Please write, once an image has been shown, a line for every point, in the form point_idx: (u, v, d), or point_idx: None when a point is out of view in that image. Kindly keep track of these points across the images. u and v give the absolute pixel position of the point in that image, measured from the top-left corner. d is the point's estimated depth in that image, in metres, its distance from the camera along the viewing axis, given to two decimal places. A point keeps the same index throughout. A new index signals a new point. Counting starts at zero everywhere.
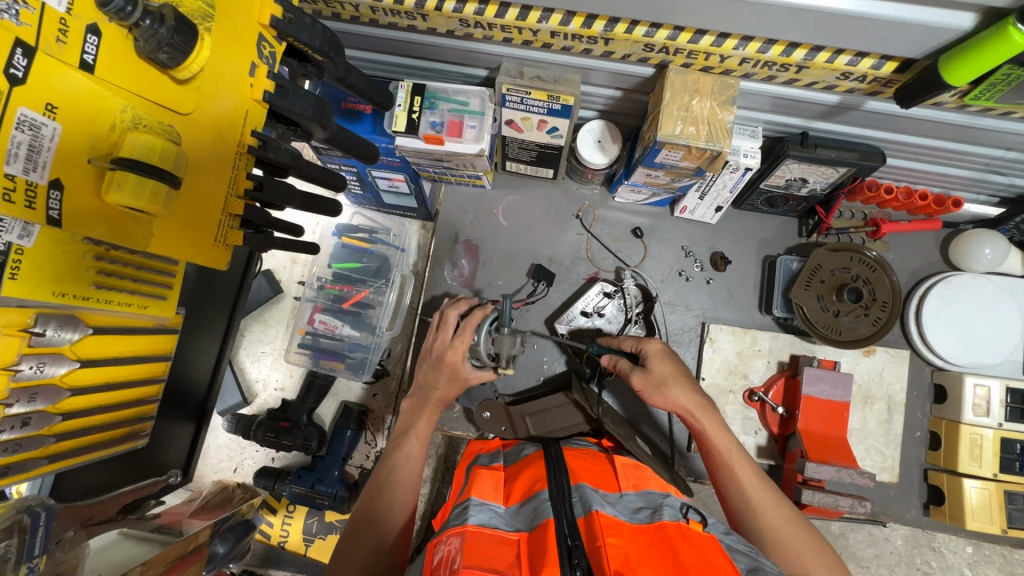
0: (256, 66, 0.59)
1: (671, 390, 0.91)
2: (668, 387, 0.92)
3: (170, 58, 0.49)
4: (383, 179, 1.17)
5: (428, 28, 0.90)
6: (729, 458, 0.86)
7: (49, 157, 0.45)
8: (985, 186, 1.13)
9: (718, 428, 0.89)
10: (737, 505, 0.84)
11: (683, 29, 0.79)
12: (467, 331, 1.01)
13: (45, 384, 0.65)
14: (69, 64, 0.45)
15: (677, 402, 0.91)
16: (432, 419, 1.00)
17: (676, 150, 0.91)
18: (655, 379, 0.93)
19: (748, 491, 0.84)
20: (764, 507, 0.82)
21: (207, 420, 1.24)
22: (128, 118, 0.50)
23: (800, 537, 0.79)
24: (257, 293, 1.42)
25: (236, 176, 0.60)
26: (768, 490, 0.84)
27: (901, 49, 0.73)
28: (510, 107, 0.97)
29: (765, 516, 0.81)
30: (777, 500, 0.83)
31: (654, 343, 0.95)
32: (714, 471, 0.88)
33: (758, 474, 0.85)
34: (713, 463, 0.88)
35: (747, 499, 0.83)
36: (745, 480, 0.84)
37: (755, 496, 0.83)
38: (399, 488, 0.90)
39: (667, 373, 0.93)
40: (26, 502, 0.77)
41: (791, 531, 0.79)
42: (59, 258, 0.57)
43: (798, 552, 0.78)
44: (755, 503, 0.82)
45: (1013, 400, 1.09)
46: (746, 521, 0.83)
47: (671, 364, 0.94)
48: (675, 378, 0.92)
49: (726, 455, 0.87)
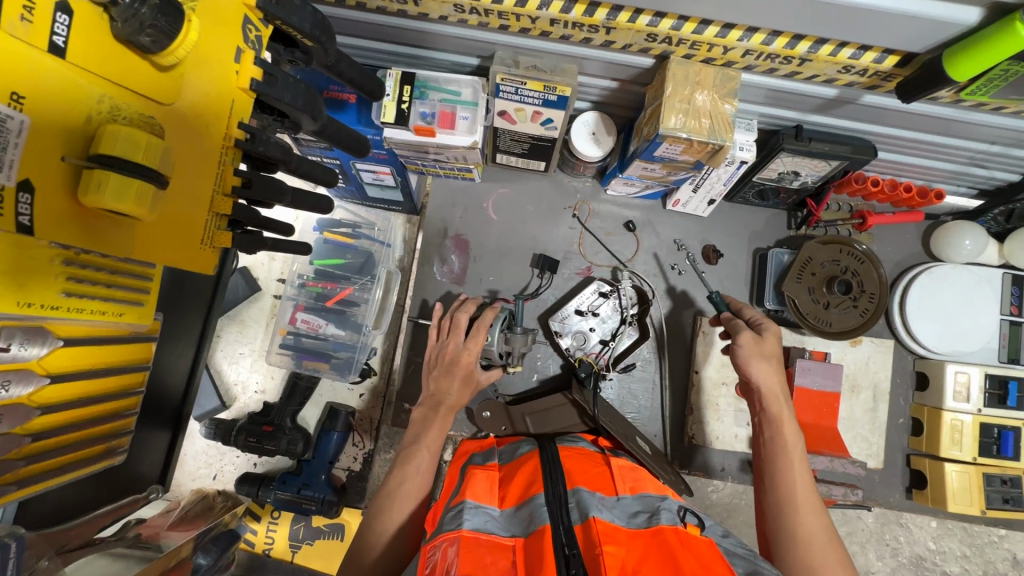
0: (242, 52, 0.54)
1: (770, 367, 0.92)
2: (768, 362, 0.93)
3: (153, 42, 0.44)
4: (367, 172, 1.11)
5: (420, 13, 0.86)
6: (792, 451, 0.85)
7: (17, 153, 0.39)
8: (966, 179, 1.16)
9: (791, 422, 0.89)
10: (782, 496, 0.82)
11: (687, 19, 0.77)
12: (479, 333, 1.03)
13: (11, 405, 0.59)
14: (38, 48, 0.39)
15: (771, 377, 0.91)
16: (444, 426, 0.98)
17: (676, 144, 0.89)
18: (762, 348, 0.93)
19: (797, 487, 0.82)
20: (807, 507, 0.80)
21: (184, 425, 1.19)
22: (106, 108, 0.44)
23: (830, 548, 0.77)
24: (233, 292, 1.34)
25: (222, 172, 0.55)
26: (813, 496, 0.82)
27: (905, 43, 0.73)
28: (504, 97, 0.93)
29: (804, 515, 0.79)
30: (816, 508, 0.81)
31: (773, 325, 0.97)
32: (769, 456, 0.87)
33: (809, 479, 0.84)
34: (774, 448, 0.87)
35: (793, 493, 0.81)
36: (798, 477, 0.83)
37: (803, 494, 0.82)
38: (398, 499, 0.88)
39: (774, 351, 0.94)
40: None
41: (825, 539, 0.77)
42: (22, 265, 0.51)
43: (825, 559, 0.76)
44: (802, 500, 0.81)
45: (991, 386, 1.14)
46: (781, 513, 0.81)
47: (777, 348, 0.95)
48: (777, 360, 0.93)
49: (789, 446, 0.86)
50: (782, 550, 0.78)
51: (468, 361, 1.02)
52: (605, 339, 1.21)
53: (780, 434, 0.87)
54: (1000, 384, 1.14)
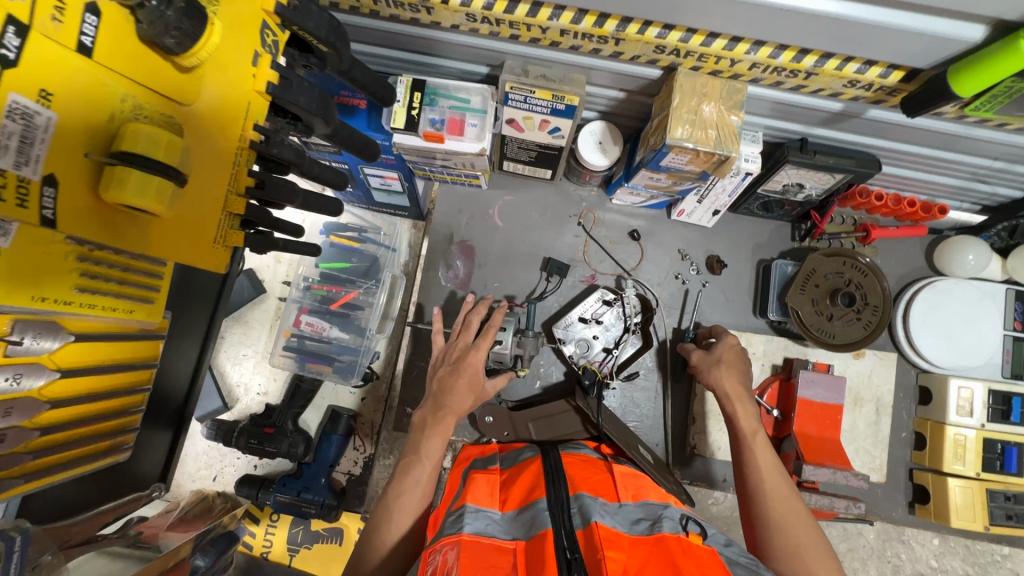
0: (259, 55, 0.55)
1: (724, 371, 0.98)
2: (722, 368, 0.98)
3: (177, 44, 0.45)
4: (375, 177, 1.13)
5: (432, 21, 0.87)
6: (754, 441, 0.87)
7: (44, 149, 0.39)
8: (969, 194, 1.17)
9: (752, 416, 0.91)
10: (750, 489, 0.83)
11: (696, 32, 0.78)
12: (489, 332, 1.06)
13: (22, 398, 0.58)
14: (67, 47, 0.40)
15: (726, 380, 0.96)
16: (444, 432, 0.94)
17: (683, 154, 0.90)
18: (713, 359, 1.01)
19: (764, 476, 0.83)
20: (776, 494, 0.80)
21: (185, 426, 1.19)
22: (128, 106, 0.45)
23: (803, 531, 0.76)
24: (239, 294, 1.35)
25: (236, 173, 0.56)
26: (784, 482, 0.82)
27: (909, 59, 0.74)
28: (512, 106, 0.95)
29: (773, 500, 0.80)
30: (790, 495, 0.81)
31: (728, 338, 1.04)
32: (735, 452, 0.89)
33: (779, 466, 0.84)
34: (736, 444, 0.89)
35: (760, 481, 0.82)
36: (764, 466, 0.84)
37: (769, 481, 0.82)
38: (396, 509, 0.87)
39: (729, 359, 1.00)
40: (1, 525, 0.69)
41: (796, 523, 0.77)
42: (38, 259, 0.52)
43: (797, 541, 0.75)
44: (768, 487, 0.81)
45: (995, 401, 1.14)
46: (751, 503, 0.81)
47: (735, 355, 1.00)
48: (730, 363, 0.99)
49: (749, 437, 0.88)
50: (760, 540, 0.78)
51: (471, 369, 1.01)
52: (608, 346, 1.21)
53: (738, 429, 0.90)
54: (1004, 399, 1.14)
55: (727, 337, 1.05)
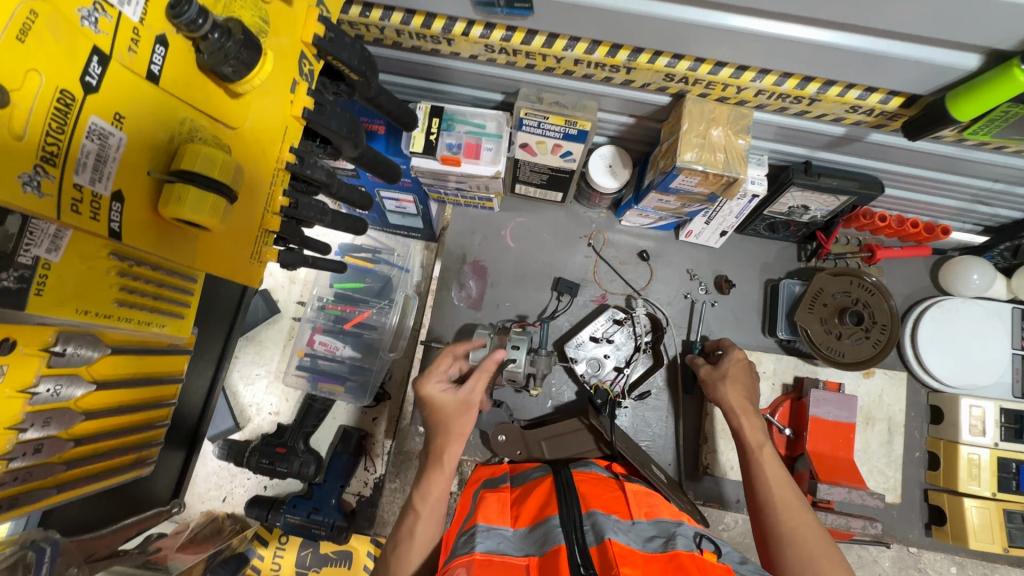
0: (297, 83, 0.58)
1: (730, 385, 0.98)
2: (728, 382, 0.99)
3: (233, 72, 0.47)
4: (391, 200, 1.17)
5: (451, 52, 0.91)
6: (762, 453, 0.87)
7: (115, 167, 0.42)
8: (971, 215, 1.19)
9: (758, 430, 0.92)
10: (761, 502, 0.83)
11: (703, 61, 0.82)
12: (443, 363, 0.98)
13: (61, 408, 0.58)
14: (139, 75, 0.43)
15: (732, 394, 0.96)
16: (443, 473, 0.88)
17: (692, 176, 0.93)
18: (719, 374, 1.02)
19: (774, 488, 0.83)
20: (788, 505, 0.80)
21: (197, 446, 1.20)
22: (187, 128, 0.47)
23: (816, 542, 0.76)
24: (253, 314, 1.36)
25: (273, 192, 0.58)
26: (795, 495, 0.82)
27: (908, 86, 0.78)
28: (526, 131, 0.99)
29: (784, 512, 0.80)
30: (801, 507, 0.81)
31: (734, 352, 1.05)
32: (744, 465, 0.89)
33: (788, 478, 0.84)
34: (743, 456, 0.89)
35: (770, 494, 0.82)
36: (773, 478, 0.84)
37: (780, 493, 0.82)
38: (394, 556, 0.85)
39: (735, 374, 1.01)
40: (31, 535, 0.70)
41: (809, 534, 0.77)
42: (84, 273, 0.54)
43: (812, 553, 0.75)
44: (779, 499, 0.81)
45: (1007, 420, 1.14)
46: (763, 515, 0.81)
47: (741, 370, 1.01)
48: (735, 377, 1.00)
49: (756, 449, 0.88)
50: (773, 552, 0.78)
51: (455, 403, 0.93)
52: (620, 365, 1.22)
53: (744, 441, 0.90)
54: (1017, 418, 1.14)
55: (736, 351, 1.06)
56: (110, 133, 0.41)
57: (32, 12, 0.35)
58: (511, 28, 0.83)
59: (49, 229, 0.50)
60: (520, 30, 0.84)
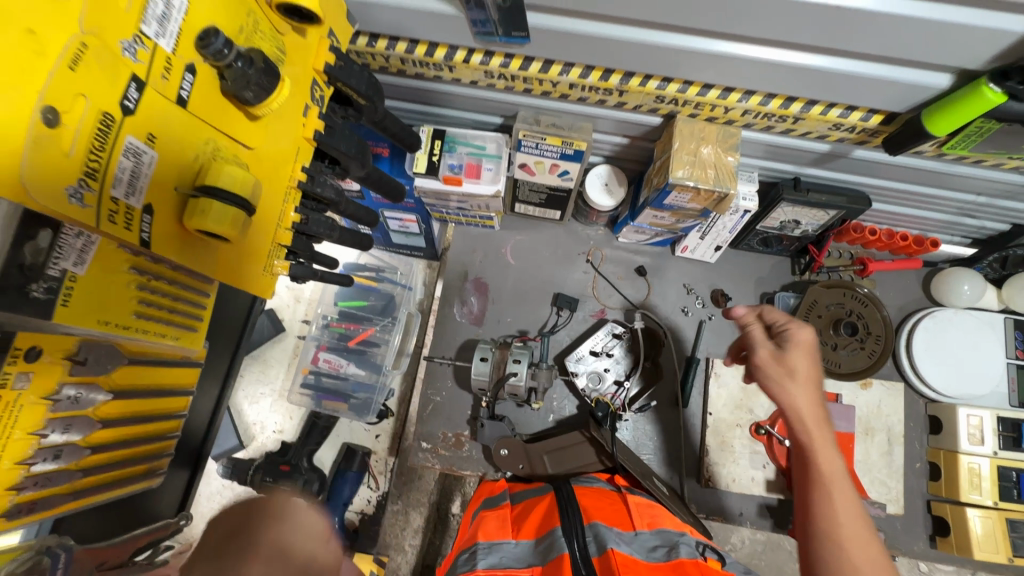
0: (308, 107, 0.62)
1: (801, 384, 0.75)
2: (800, 379, 0.75)
3: (254, 96, 0.50)
4: (395, 220, 1.21)
5: (452, 78, 0.96)
6: (832, 480, 0.70)
7: (146, 182, 0.43)
8: (959, 228, 1.23)
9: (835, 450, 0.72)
10: (823, 535, 0.67)
11: (692, 84, 0.87)
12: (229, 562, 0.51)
13: (80, 415, 0.60)
14: (170, 100, 0.43)
15: (805, 398, 0.75)
16: None
17: (685, 192, 0.97)
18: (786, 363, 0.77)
19: (841, 519, 0.68)
20: (853, 539, 0.66)
21: (200, 467, 1.21)
22: (211, 149, 0.49)
23: None
24: (259, 333, 1.39)
25: (285, 208, 0.61)
26: (862, 525, 0.68)
27: (887, 104, 0.82)
28: (525, 152, 1.03)
29: (850, 549, 0.65)
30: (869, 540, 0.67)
31: (802, 328, 0.80)
32: (805, 491, 0.72)
33: (858, 509, 0.69)
34: (807, 480, 0.72)
35: (835, 528, 0.67)
36: (841, 508, 0.68)
37: (846, 525, 0.67)
38: None
39: (805, 365, 0.77)
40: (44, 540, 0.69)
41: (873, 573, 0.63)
42: (107, 286, 0.57)
43: None
44: (845, 533, 0.67)
45: (1005, 429, 1.15)
46: (821, 549, 0.67)
47: (812, 356, 0.78)
48: (808, 372, 0.76)
49: (828, 476, 0.70)
50: None
51: None
52: (620, 379, 1.24)
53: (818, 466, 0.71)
54: (1014, 427, 1.15)
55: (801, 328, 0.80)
56: (142, 153, 0.42)
57: (84, 41, 0.35)
58: (509, 55, 0.88)
59: (77, 242, 0.52)
60: (517, 56, 0.88)
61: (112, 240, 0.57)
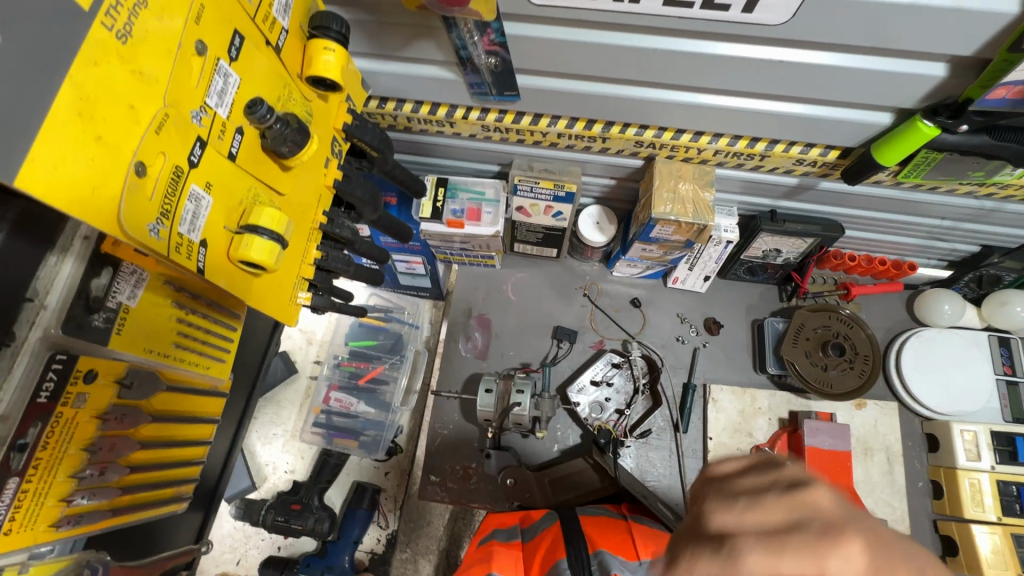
0: (329, 160, 0.72)
1: None
2: None
3: (289, 152, 0.60)
4: (403, 262, 1.31)
5: (453, 132, 1.08)
6: None
7: (204, 222, 0.52)
8: (932, 251, 1.30)
9: None
10: None
11: (666, 130, 0.98)
12: None
13: (123, 435, 0.66)
14: (224, 155, 0.53)
15: None
16: None
17: (668, 226, 1.06)
18: None
19: None
20: None
21: (214, 506, 1.18)
22: (253, 195, 0.58)
23: None
24: (273, 375, 1.45)
25: (309, 246, 0.70)
26: None
27: (841, 140, 0.92)
28: (521, 195, 1.13)
29: None
30: None
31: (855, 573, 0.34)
32: None
33: None
34: None
35: None
36: None
37: None
38: None
39: None
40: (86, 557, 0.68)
41: None
42: (153, 317, 0.65)
43: None
44: None
45: (999, 443, 1.18)
46: None
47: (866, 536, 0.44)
48: None
49: None
50: None
51: None
52: (621, 407, 1.29)
53: None
54: (1008, 440, 1.18)
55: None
56: (201, 199, 0.51)
57: (166, 113, 0.45)
58: (503, 111, 1.00)
59: (130, 279, 0.61)
60: (510, 112, 1.00)
61: (160, 276, 0.65)
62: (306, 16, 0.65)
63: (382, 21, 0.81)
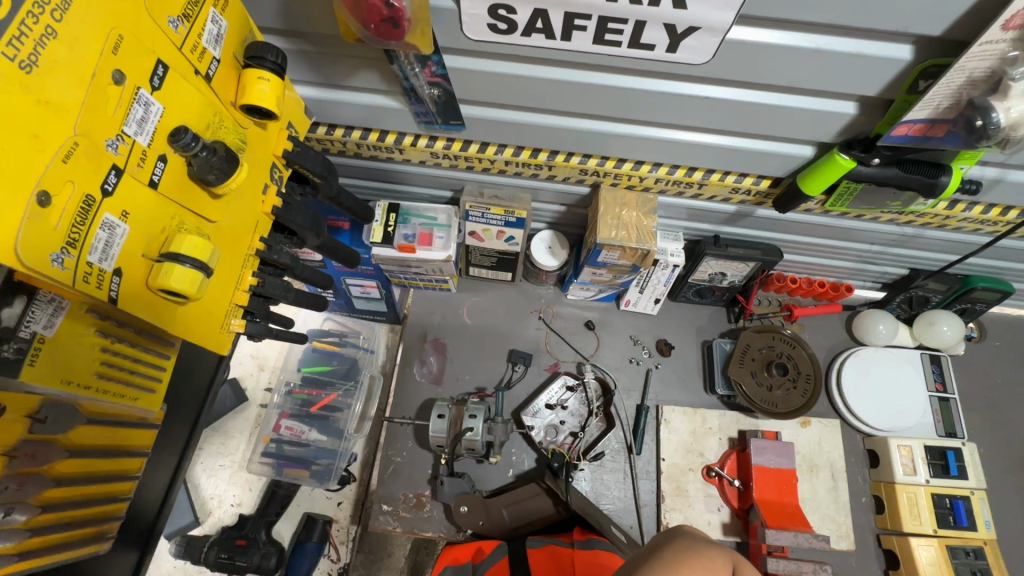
0: (267, 187, 0.72)
1: None
2: None
3: (217, 179, 0.60)
4: (356, 286, 1.30)
5: (403, 159, 1.09)
6: None
7: (118, 250, 0.51)
8: (866, 274, 1.37)
9: None
10: None
11: (608, 159, 1.02)
12: None
13: (34, 472, 0.64)
14: (142, 183, 0.52)
15: None
16: None
17: (614, 251, 1.09)
18: None
19: None
20: None
21: (153, 543, 1.07)
22: (177, 223, 0.57)
23: None
24: (221, 404, 1.39)
25: (243, 273, 0.70)
26: None
27: (770, 170, 0.97)
28: (473, 221, 1.15)
29: None
30: None
31: None
32: None
33: None
34: None
35: None
36: None
37: None
38: None
39: None
40: None
41: None
42: (72, 346, 0.63)
43: None
44: None
45: (933, 457, 1.24)
46: None
47: None
48: None
49: None
50: None
51: None
52: (575, 430, 1.29)
53: None
54: (940, 454, 1.24)
55: None
56: (116, 227, 0.50)
57: (76, 141, 0.44)
58: (451, 139, 1.02)
59: (48, 308, 0.59)
60: (458, 140, 1.02)
61: (83, 304, 0.63)
62: (241, 46, 0.66)
63: (326, 52, 0.83)
